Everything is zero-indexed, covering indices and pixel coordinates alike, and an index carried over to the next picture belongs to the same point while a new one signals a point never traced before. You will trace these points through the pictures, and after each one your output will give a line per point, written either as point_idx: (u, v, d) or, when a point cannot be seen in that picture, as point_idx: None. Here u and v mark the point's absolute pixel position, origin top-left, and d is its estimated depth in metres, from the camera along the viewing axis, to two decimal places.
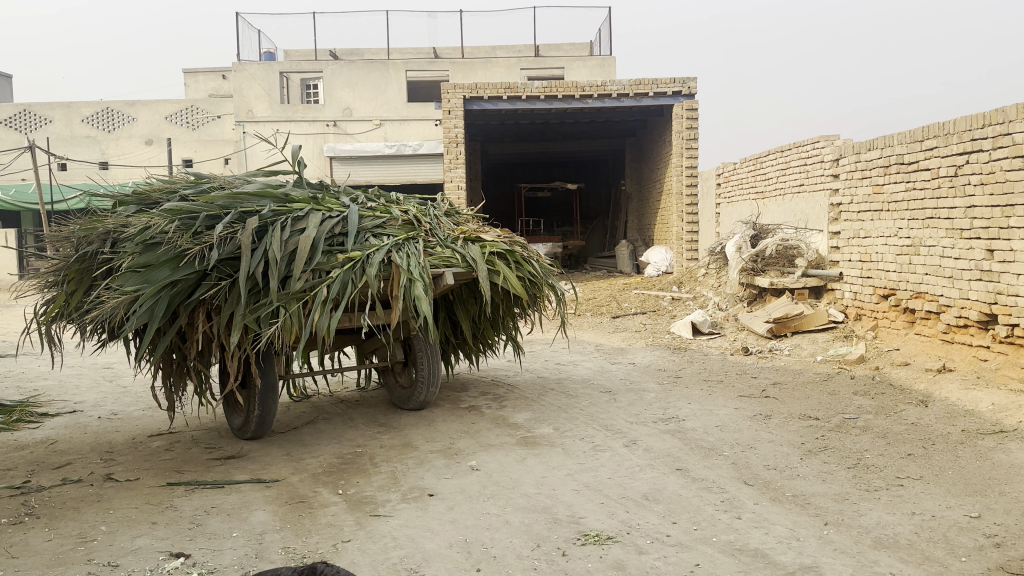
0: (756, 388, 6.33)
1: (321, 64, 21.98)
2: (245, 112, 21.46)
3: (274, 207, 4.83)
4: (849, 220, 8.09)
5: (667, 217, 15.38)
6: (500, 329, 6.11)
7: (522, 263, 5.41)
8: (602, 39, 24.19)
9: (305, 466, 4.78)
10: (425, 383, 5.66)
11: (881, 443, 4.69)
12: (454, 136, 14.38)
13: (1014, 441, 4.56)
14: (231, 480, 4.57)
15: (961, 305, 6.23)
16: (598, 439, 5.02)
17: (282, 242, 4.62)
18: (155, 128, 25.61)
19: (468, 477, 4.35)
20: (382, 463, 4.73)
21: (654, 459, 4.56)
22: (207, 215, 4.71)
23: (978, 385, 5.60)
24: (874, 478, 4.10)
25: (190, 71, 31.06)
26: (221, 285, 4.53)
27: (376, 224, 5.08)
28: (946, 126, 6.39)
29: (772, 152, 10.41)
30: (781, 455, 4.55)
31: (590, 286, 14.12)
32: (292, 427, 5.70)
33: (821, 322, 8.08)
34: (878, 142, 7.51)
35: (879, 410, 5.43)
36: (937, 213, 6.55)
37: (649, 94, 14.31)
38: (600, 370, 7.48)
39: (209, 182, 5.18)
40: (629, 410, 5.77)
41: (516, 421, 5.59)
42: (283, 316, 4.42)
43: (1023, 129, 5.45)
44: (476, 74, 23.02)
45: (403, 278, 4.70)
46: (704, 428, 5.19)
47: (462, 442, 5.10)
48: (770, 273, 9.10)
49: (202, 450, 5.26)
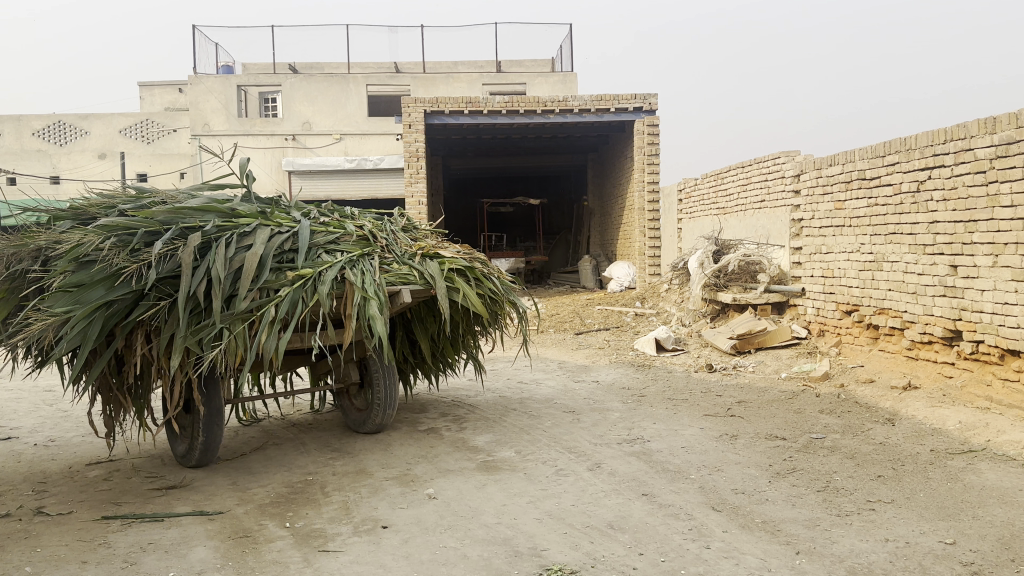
0: (720, 407, 6.21)
1: (280, 77, 21.66)
2: (201, 126, 21.17)
3: (219, 222, 4.59)
4: (810, 235, 8.06)
5: (630, 232, 15.35)
6: (459, 348, 5.90)
7: (483, 280, 5.22)
8: (564, 55, 24.26)
9: (251, 496, 4.51)
10: (382, 406, 5.43)
11: (850, 464, 4.58)
12: (415, 150, 14.19)
13: (983, 461, 4.48)
14: (172, 512, 4.28)
15: (925, 321, 6.19)
16: (562, 463, 4.84)
17: (227, 259, 4.39)
18: (108, 142, 24.99)
19: (425, 507, 4.13)
20: (334, 492, 4.48)
21: (620, 483, 4.38)
22: (145, 231, 4.45)
23: (945, 403, 5.54)
24: (844, 501, 3.97)
25: (146, 85, 30.44)
26: (161, 305, 4.28)
27: (329, 239, 4.86)
28: (908, 141, 6.38)
29: (733, 168, 10.39)
30: (749, 478, 4.41)
31: (553, 302, 13.99)
32: (240, 453, 5.41)
33: (783, 339, 8.01)
34: (839, 157, 7.48)
35: (846, 429, 5.34)
36: (900, 228, 6.53)
37: (611, 110, 14.30)
38: (564, 389, 7.29)
39: (150, 197, 4.91)
40: (593, 431, 5.60)
41: (477, 444, 5.37)
42: (227, 338, 4.18)
43: (985, 144, 5.44)
44: (438, 89, 22.93)
45: (356, 296, 4.48)
46: (670, 450, 5.04)
47: (420, 468, 4.87)
48: (732, 289, 9.04)
49: (143, 479, 4.95)
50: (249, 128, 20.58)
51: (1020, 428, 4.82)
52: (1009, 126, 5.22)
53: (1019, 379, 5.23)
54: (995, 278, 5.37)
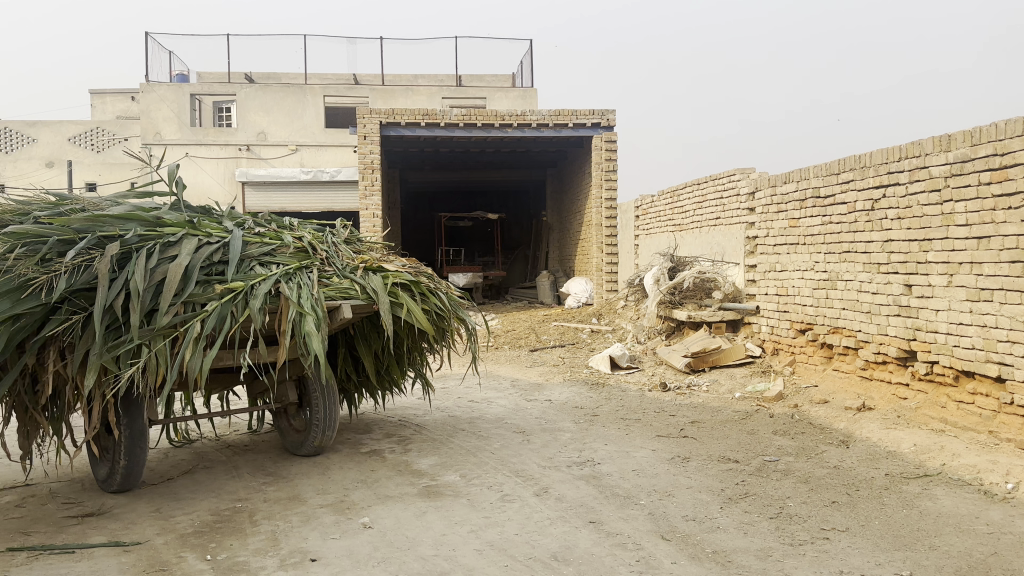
0: (674, 427, 6.05)
1: (234, 86, 21.32)
2: (153, 134, 20.47)
3: (142, 231, 4.31)
4: (765, 253, 7.99)
5: (588, 248, 15.26)
6: (405, 366, 5.65)
7: (428, 296, 4.98)
8: (524, 71, 24.20)
9: (173, 525, 4.19)
10: (320, 426, 5.15)
11: (804, 489, 4.43)
12: (370, 162, 13.88)
13: (939, 486, 4.37)
14: (85, 543, 3.93)
15: (880, 341, 6.12)
16: (508, 488, 4.61)
17: (148, 271, 4.11)
18: (57, 151, 24.21)
19: (359, 538, 3.86)
20: (262, 522, 4.19)
21: (566, 510, 4.17)
22: (58, 239, 4.14)
23: (899, 425, 5.45)
24: (798, 530, 3.81)
25: (97, 92, 29.72)
26: (74, 320, 3.97)
27: (263, 251, 4.61)
28: (863, 158, 6.32)
29: (689, 185, 10.33)
30: (700, 504, 4.23)
31: (510, 318, 13.79)
32: (167, 478, 5.08)
33: (738, 357, 7.90)
34: (793, 175, 7.43)
35: (799, 451, 5.20)
36: (854, 246, 6.47)
37: (569, 125, 14.22)
38: (515, 408, 7.06)
39: (70, 205, 4.58)
40: (542, 453, 5.39)
41: (420, 467, 5.12)
42: (147, 356, 3.90)
43: (940, 162, 5.39)
44: (397, 101, 22.72)
45: (291, 311, 4.22)
46: (620, 474, 4.85)
47: (358, 493, 4.60)
48: (687, 306, 8.95)
49: (59, 505, 4.58)
50: (202, 138, 20.00)
51: (974, 451, 4.73)
52: (963, 144, 5.17)
53: (974, 401, 5.16)
54: (950, 298, 5.31)
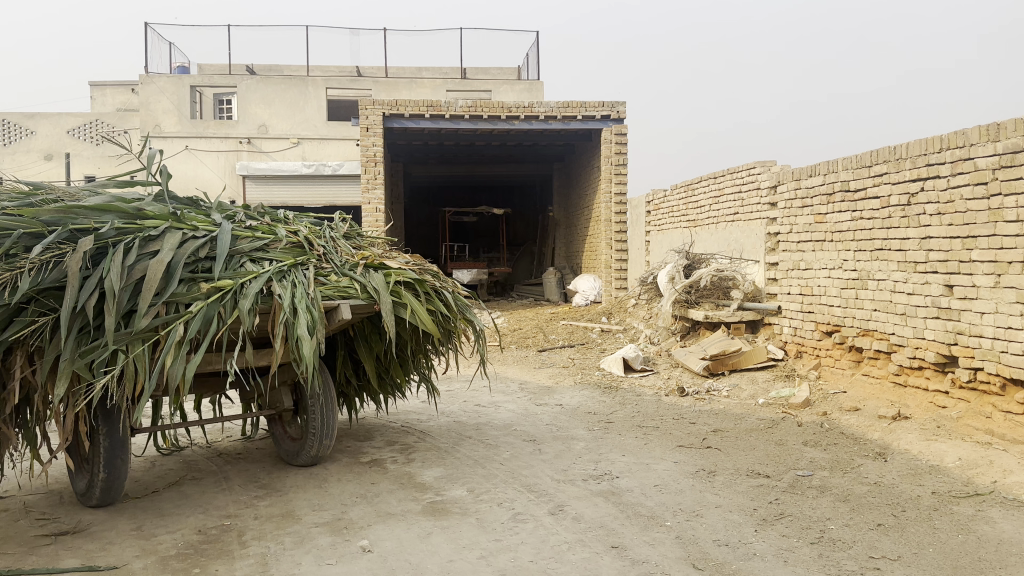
0: (695, 436, 5.66)
1: (235, 78, 20.96)
2: (152, 126, 20.23)
3: (119, 224, 3.94)
4: (788, 250, 7.60)
5: (596, 244, 14.86)
6: (409, 370, 5.27)
7: (434, 296, 4.58)
8: (531, 64, 23.80)
9: (155, 546, 3.82)
10: (317, 435, 4.76)
11: (844, 510, 4.05)
12: (372, 154, 13.43)
13: (993, 508, 3.99)
14: (56, 566, 3.55)
15: (916, 345, 5.73)
16: (520, 505, 4.23)
17: (125, 268, 3.73)
18: (55, 143, 23.73)
19: (357, 564, 3.49)
20: (252, 543, 3.83)
21: (585, 533, 3.79)
22: (25, 232, 3.75)
23: (940, 436, 5.07)
24: (843, 558, 3.43)
25: (98, 84, 29.33)
26: (42, 322, 3.59)
27: (255, 246, 4.24)
28: (898, 150, 5.93)
29: (705, 179, 9.96)
30: (732, 526, 3.84)
31: (515, 316, 13.40)
32: (152, 490, 4.72)
33: (759, 360, 7.52)
34: (821, 167, 7.02)
35: (834, 465, 4.82)
36: (888, 244, 6.08)
37: (578, 118, 13.79)
38: (524, 413, 6.68)
39: (43, 195, 4.21)
40: (556, 465, 5.01)
41: (424, 480, 4.75)
42: (124, 362, 3.54)
43: (989, 152, 4.98)
44: (400, 94, 22.32)
45: (284, 314, 3.84)
46: (641, 490, 4.46)
47: (356, 510, 4.23)
48: (704, 306, 8.57)
49: (32, 521, 4.20)
50: (202, 130, 19.64)
51: None
52: (1014, 133, 4.77)
53: None
54: (997, 300, 4.93)
